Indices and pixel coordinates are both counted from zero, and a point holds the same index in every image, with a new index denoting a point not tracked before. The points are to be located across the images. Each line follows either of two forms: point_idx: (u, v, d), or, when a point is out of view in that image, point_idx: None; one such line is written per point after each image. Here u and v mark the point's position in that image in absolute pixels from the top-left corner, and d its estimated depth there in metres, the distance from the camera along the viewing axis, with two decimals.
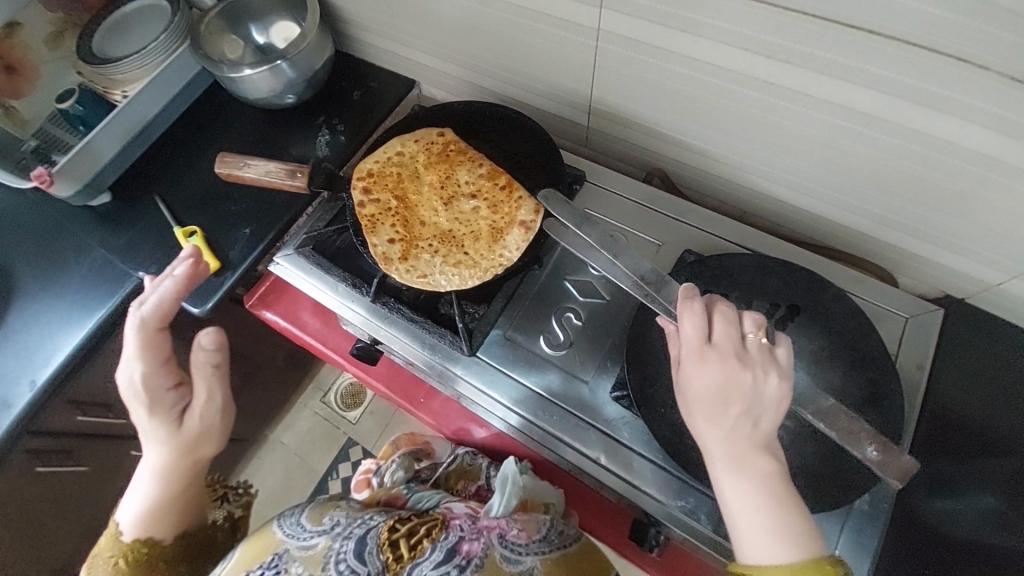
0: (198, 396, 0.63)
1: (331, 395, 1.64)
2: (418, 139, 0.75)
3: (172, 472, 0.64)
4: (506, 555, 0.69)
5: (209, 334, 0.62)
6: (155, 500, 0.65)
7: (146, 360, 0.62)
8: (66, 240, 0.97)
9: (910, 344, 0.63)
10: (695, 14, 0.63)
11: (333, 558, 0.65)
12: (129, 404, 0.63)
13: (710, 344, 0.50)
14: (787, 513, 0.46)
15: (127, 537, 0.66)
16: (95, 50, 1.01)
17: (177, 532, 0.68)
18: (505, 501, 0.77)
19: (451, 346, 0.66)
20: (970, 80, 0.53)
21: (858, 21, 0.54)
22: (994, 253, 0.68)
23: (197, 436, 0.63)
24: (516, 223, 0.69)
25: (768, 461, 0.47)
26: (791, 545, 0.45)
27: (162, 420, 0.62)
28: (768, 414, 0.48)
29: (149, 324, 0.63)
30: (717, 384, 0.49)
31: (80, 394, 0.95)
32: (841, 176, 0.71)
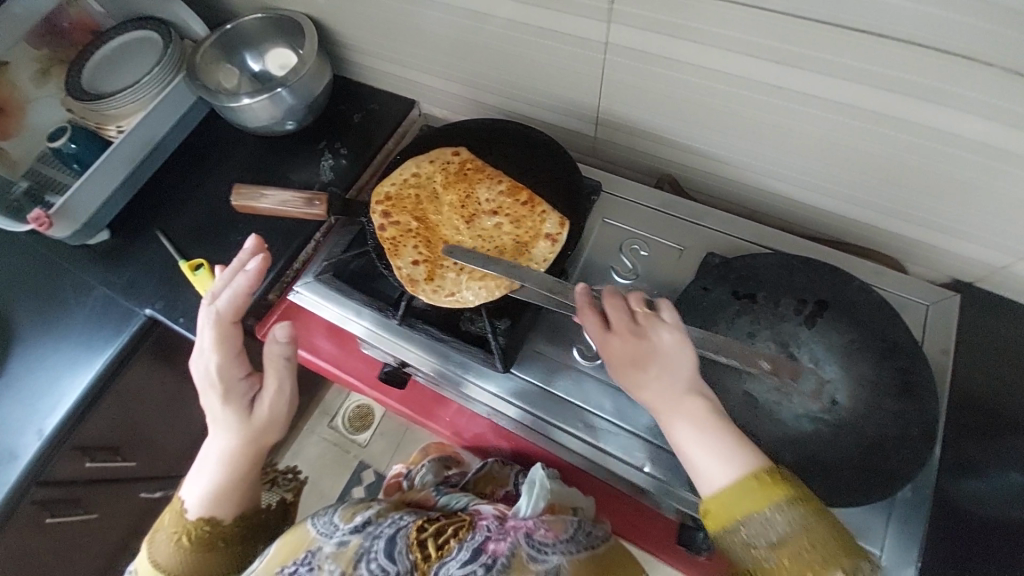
0: (269, 388, 0.76)
1: (338, 419, 1.62)
2: (433, 160, 0.76)
3: (238, 456, 0.75)
4: (532, 554, 0.69)
5: (282, 329, 0.75)
6: (219, 479, 0.76)
7: (223, 354, 0.75)
8: (65, 281, 0.94)
9: (933, 330, 0.64)
10: (703, 25, 0.64)
11: (365, 556, 0.67)
12: (205, 391, 0.76)
13: (610, 326, 0.56)
14: (724, 438, 0.51)
15: (193, 515, 0.77)
16: (86, 86, 1.00)
17: (235, 512, 0.78)
18: (532, 504, 0.77)
19: (483, 363, 0.66)
20: (974, 76, 0.55)
21: (863, 25, 0.56)
22: (1001, 238, 0.70)
23: (264, 424, 0.76)
24: (542, 236, 0.69)
25: (696, 404, 0.52)
26: (735, 463, 0.49)
27: (234, 406, 0.75)
28: (678, 363, 0.54)
29: (223, 318, 0.75)
30: (626, 354, 0.55)
31: (88, 440, 0.92)
32: (849, 172, 0.73)
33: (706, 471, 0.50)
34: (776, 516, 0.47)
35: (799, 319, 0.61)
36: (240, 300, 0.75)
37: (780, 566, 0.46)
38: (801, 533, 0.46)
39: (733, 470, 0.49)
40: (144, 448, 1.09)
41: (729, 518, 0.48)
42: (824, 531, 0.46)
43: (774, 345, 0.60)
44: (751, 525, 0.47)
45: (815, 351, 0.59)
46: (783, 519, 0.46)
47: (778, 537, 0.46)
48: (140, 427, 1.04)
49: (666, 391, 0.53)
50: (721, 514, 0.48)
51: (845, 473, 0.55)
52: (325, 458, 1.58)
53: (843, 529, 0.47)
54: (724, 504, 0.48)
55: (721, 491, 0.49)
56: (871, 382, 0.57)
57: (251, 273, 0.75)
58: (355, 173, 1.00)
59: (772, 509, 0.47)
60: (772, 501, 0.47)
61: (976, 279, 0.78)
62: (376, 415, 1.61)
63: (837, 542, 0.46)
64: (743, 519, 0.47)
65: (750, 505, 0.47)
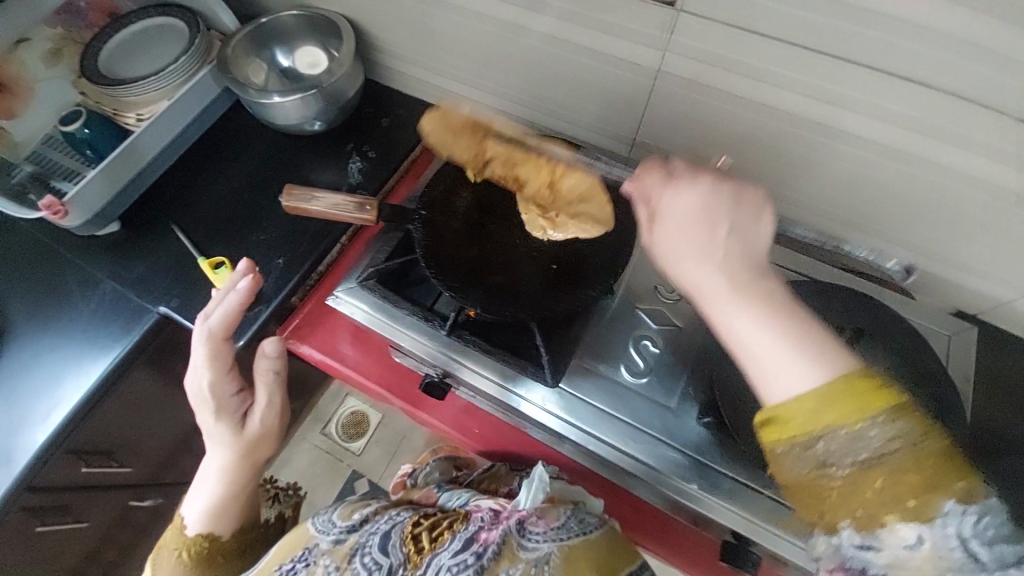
0: (258, 402, 0.74)
1: (332, 425, 1.57)
2: (472, 129, 0.76)
3: (233, 471, 0.74)
4: (522, 541, 0.68)
5: (272, 344, 0.74)
6: (215, 496, 0.75)
7: (214, 370, 0.72)
8: (69, 273, 0.89)
9: (955, 361, 0.70)
10: (753, 60, 0.67)
11: (359, 551, 0.68)
12: (199, 408, 0.74)
13: (678, 177, 0.49)
14: (805, 332, 0.43)
15: (191, 531, 0.76)
16: (102, 70, 0.95)
17: (234, 527, 0.78)
18: (529, 498, 0.72)
19: (534, 377, 0.66)
20: (1009, 129, 0.59)
21: (913, 74, 0.60)
22: (1010, 277, 0.75)
23: (255, 438, 0.74)
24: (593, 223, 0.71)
25: (766, 282, 0.45)
26: (824, 364, 0.41)
27: (226, 422, 0.74)
28: (759, 236, 0.47)
29: (215, 335, 0.72)
30: (698, 208, 0.47)
31: (84, 443, 0.87)
32: (875, 208, 0.77)
33: (773, 361, 0.43)
34: (870, 429, 0.40)
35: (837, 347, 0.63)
36: (232, 317, 0.72)
37: (869, 488, 0.40)
38: (901, 451, 0.39)
39: (823, 373, 0.41)
40: (136, 452, 1.03)
41: (809, 429, 0.41)
42: (931, 449, 0.39)
43: None
44: (833, 435, 0.40)
45: None
46: (878, 432, 0.39)
47: (872, 453, 0.39)
48: (137, 431, 0.98)
49: (741, 261, 0.46)
50: (793, 423, 0.42)
51: None
52: (316, 466, 1.53)
53: (954, 449, 0.40)
54: (797, 404, 0.41)
55: (799, 393, 0.41)
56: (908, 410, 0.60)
57: (242, 288, 0.72)
58: (384, 178, 0.99)
59: (866, 423, 0.39)
60: (867, 412, 0.40)
61: (980, 313, 0.82)
62: (372, 422, 1.58)
63: (948, 463, 0.39)
64: (826, 432, 0.40)
65: (836, 416, 0.40)
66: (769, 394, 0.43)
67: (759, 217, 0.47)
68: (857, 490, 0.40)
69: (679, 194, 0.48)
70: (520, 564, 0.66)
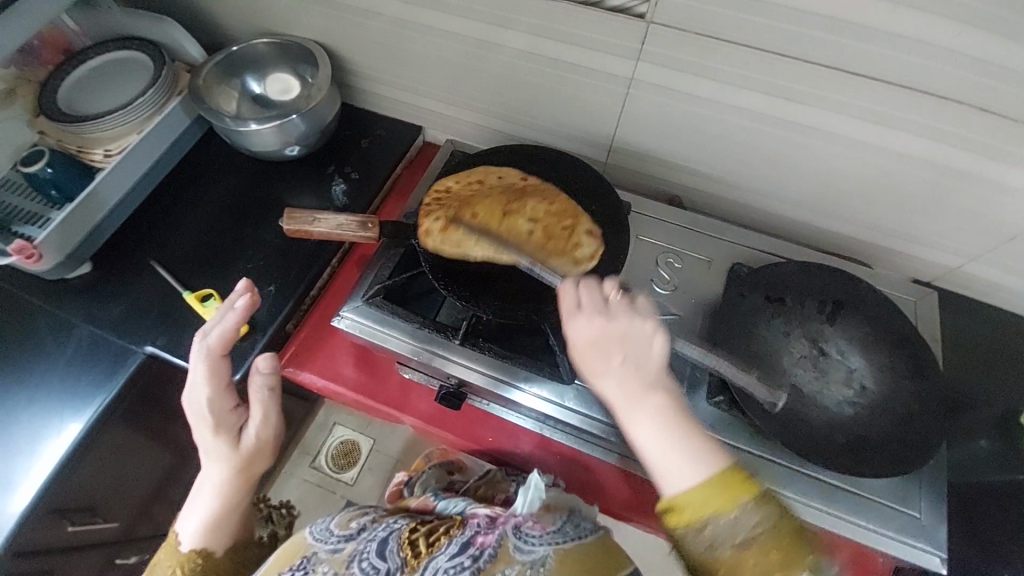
0: (255, 416, 0.71)
1: (321, 457, 1.52)
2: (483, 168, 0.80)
3: (229, 486, 0.70)
4: (517, 544, 0.66)
5: (266, 360, 0.71)
6: (210, 512, 0.70)
7: (212, 385, 0.70)
8: (40, 320, 0.84)
9: (921, 321, 0.76)
10: (720, 65, 0.73)
11: (357, 557, 0.67)
12: (194, 423, 0.70)
13: (581, 308, 0.58)
14: (689, 436, 0.52)
15: (184, 548, 0.71)
16: (62, 107, 0.91)
17: (229, 543, 0.73)
18: (527, 503, 0.72)
19: (551, 376, 0.69)
20: (949, 111, 0.67)
21: (862, 69, 0.67)
22: (960, 244, 0.82)
23: (251, 453, 0.70)
24: (572, 256, 0.72)
25: (659, 398, 0.54)
26: (706, 465, 0.50)
27: (223, 436, 0.70)
28: (649, 356, 0.55)
29: (213, 352, 0.70)
30: (595, 340, 0.56)
31: (69, 499, 0.81)
32: (837, 193, 0.83)
33: (666, 462, 0.51)
34: (740, 515, 0.48)
35: (824, 319, 0.69)
36: (230, 335, 0.71)
37: (745, 561, 0.48)
38: (763, 534, 0.48)
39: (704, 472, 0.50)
40: (120, 503, 0.97)
41: (698, 516, 0.49)
42: (784, 529, 0.48)
43: (806, 342, 0.68)
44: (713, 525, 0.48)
45: (841, 345, 0.68)
46: (746, 518, 0.48)
47: (744, 536, 0.48)
48: (120, 482, 0.93)
49: (636, 382, 0.54)
50: (684, 513, 0.49)
51: (884, 448, 0.61)
52: (307, 501, 1.47)
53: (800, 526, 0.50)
54: (684, 500, 0.49)
55: (686, 489, 0.50)
56: (889, 369, 0.66)
57: (239, 307, 0.71)
58: (369, 198, 0.99)
59: (737, 509, 0.48)
60: (737, 502, 0.48)
61: (933, 279, 0.90)
62: (362, 450, 1.53)
63: (796, 540, 0.48)
64: (708, 519, 0.48)
65: (717, 507, 0.48)
66: (666, 488, 0.51)
67: (650, 341, 0.56)
68: (736, 567, 0.48)
69: (580, 326, 0.57)
70: (515, 565, 0.63)
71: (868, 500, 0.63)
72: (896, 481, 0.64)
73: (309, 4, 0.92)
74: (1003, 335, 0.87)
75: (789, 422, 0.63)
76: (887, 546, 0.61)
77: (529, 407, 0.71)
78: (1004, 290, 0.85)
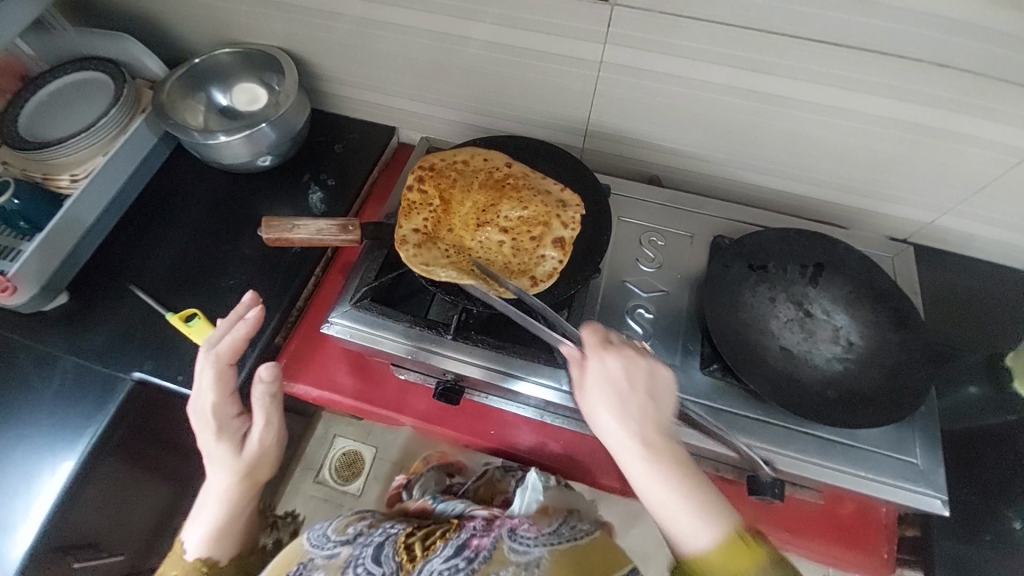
0: (257, 423, 0.70)
1: (324, 471, 1.50)
2: (469, 153, 0.78)
3: (233, 493, 0.70)
4: (511, 545, 0.67)
5: (267, 368, 0.70)
6: (214, 519, 0.70)
7: (218, 392, 0.69)
8: (21, 357, 0.81)
9: (901, 276, 0.77)
10: (684, 41, 0.74)
11: (352, 562, 0.67)
12: (198, 429, 0.70)
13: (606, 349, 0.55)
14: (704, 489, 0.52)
15: (189, 556, 0.70)
16: (23, 135, 0.89)
17: (234, 551, 0.72)
18: (525, 502, 0.80)
19: (548, 364, 0.69)
20: (908, 70, 0.68)
21: (823, 35, 0.68)
22: (931, 198, 0.84)
23: (255, 459, 0.70)
24: (529, 273, 0.69)
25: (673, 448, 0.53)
26: (720, 519, 0.50)
27: (227, 442, 0.70)
28: (665, 409, 0.55)
29: (221, 358, 0.70)
30: (618, 385, 0.54)
31: (71, 535, 0.79)
32: (809, 159, 0.85)
33: (684, 517, 0.50)
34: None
35: (805, 282, 0.71)
36: (241, 344, 0.70)
37: None
38: None
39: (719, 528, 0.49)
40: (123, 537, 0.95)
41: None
42: None
43: (792, 305, 0.69)
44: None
45: (825, 305, 0.69)
46: None
47: None
48: (122, 516, 0.91)
49: (655, 434, 0.53)
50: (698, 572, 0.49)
51: (877, 399, 0.63)
52: (314, 516, 1.46)
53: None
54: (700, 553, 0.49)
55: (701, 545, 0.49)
56: (874, 323, 0.68)
57: (251, 318, 0.71)
58: (348, 202, 0.98)
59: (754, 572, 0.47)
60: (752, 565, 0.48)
61: (909, 236, 0.92)
62: (366, 459, 1.52)
63: None
64: None
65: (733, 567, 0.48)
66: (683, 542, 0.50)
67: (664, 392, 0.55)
68: None
69: (604, 368, 0.55)
70: (510, 566, 0.64)
71: (865, 450, 0.64)
72: (892, 432, 0.65)
73: (270, 10, 0.90)
74: (979, 283, 0.90)
75: (782, 384, 0.64)
76: (888, 493, 0.62)
77: (528, 397, 0.71)
78: (978, 239, 0.88)
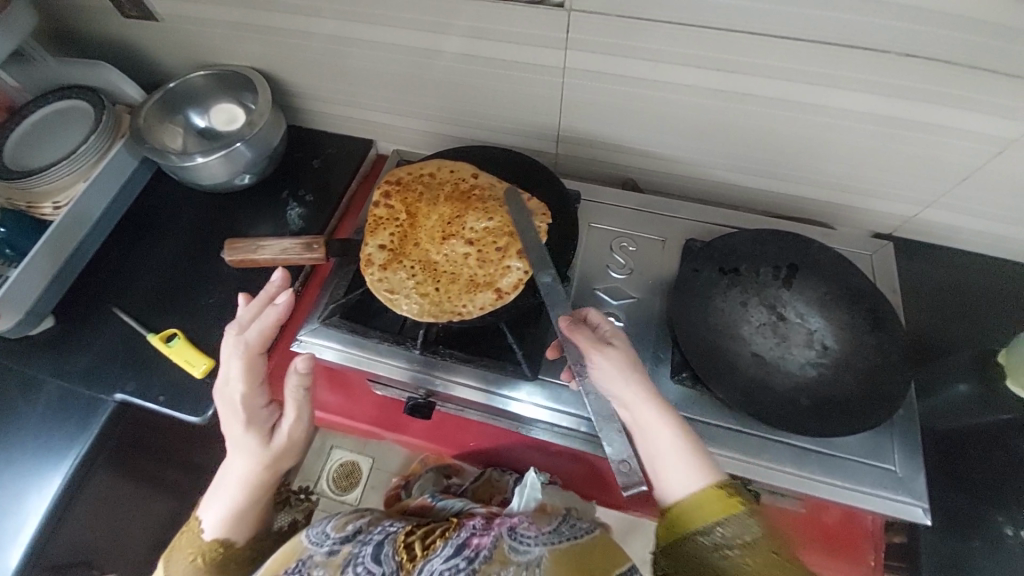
0: (287, 414, 0.65)
1: (322, 482, 1.51)
2: (436, 166, 0.77)
3: (256, 482, 0.66)
4: (512, 545, 0.65)
5: (302, 360, 0.63)
6: (235, 504, 0.66)
7: (247, 383, 0.64)
8: (8, 381, 0.83)
9: (879, 273, 0.75)
10: (647, 43, 0.73)
11: (352, 561, 0.65)
12: (224, 415, 0.65)
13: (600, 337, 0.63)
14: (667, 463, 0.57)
15: (206, 536, 0.68)
16: (9, 163, 0.91)
17: (250, 535, 0.69)
18: (523, 501, 0.74)
19: (513, 375, 0.68)
20: (874, 64, 0.66)
21: (787, 32, 0.66)
22: (911, 193, 0.82)
23: (283, 450, 0.66)
24: (494, 286, 0.68)
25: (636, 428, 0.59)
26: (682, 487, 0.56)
27: (255, 434, 0.65)
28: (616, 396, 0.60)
29: (253, 348, 0.64)
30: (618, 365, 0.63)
31: (60, 556, 0.81)
32: (783, 156, 0.83)
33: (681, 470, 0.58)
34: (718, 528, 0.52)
35: (778, 283, 0.69)
36: (270, 333, 0.65)
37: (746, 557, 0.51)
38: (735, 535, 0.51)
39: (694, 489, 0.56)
40: (116, 555, 0.97)
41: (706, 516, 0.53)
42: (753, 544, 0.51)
43: (765, 309, 0.68)
44: (710, 537, 0.52)
45: (799, 308, 0.68)
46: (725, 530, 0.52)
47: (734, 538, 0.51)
48: (114, 535, 0.92)
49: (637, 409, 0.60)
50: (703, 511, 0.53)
51: (852, 405, 0.61)
52: None
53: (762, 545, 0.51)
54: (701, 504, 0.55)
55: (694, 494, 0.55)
56: (849, 325, 0.66)
57: (280, 305, 0.66)
58: (325, 218, 0.98)
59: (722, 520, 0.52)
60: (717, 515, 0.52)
61: (893, 231, 0.90)
62: (363, 469, 1.52)
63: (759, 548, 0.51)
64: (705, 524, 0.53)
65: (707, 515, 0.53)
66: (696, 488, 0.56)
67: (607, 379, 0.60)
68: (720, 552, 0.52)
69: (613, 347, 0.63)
70: (512, 566, 0.63)
71: (843, 459, 0.62)
72: (869, 435, 0.63)
73: (242, 32, 0.91)
74: (968, 277, 0.87)
75: (752, 391, 0.63)
76: (866, 502, 0.60)
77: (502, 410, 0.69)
78: (966, 232, 0.85)
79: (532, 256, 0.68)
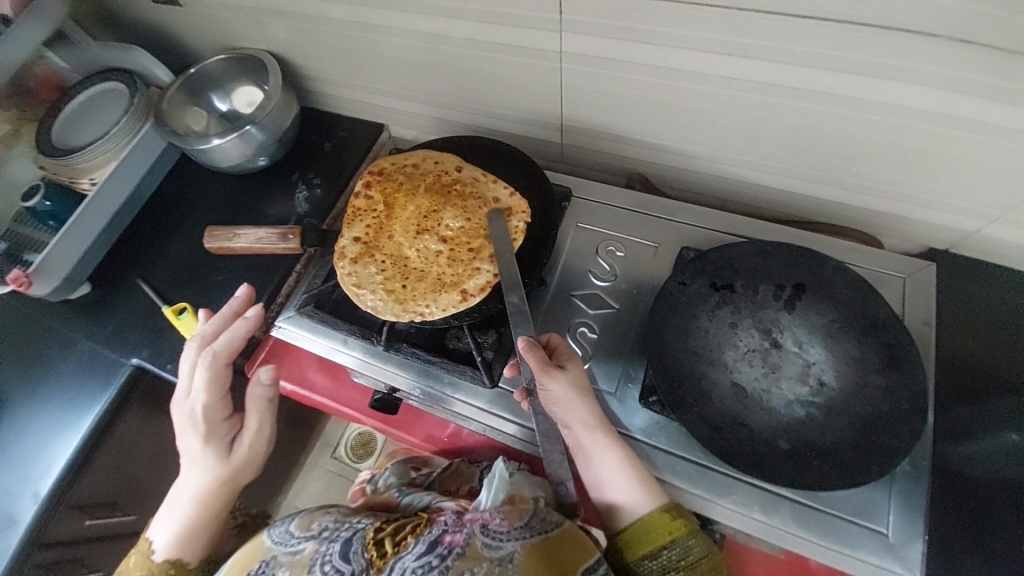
0: (249, 426, 0.70)
1: (341, 449, 1.59)
2: (422, 156, 0.75)
3: (210, 495, 0.69)
4: (486, 541, 0.56)
5: (267, 371, 0.71)
6: (189, 520, 0.69)
7: (209, 393, 0.69)
8: (48, 339, 0.94)
9: (913, 301, 0.65)
10: (648, 26, 0.64)
11: (319, 560, 0.59)
12: (185, 430, 0.70)
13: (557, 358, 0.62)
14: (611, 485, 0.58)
15: (158, 557, 0.69)
16: (56, 142, 0.99)
17: (202, 554, 0.71)
18: (491, 495, 0.62)
19: (473, 380, 0.66)
20: (925, 48, 0.54)
21: (804, 10, 0.56)
22: (973, 204, 0.69)
23: (242, 463, 0.70)
24: (459, 287, 0.66)
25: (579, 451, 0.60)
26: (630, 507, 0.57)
27: (214, 448, 0.69)
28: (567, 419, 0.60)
29: (218, 359, 0.70)
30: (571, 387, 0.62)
31: (84, 498, 0.91)
32: (809, 154, 0.72)
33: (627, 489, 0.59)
34: (668, 550, 0.55)
35: (776, 305, 0.61)
36: (237, 340, 0.71)
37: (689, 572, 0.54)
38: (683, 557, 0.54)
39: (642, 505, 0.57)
40: (134, 498, 1.07)
41: (655, 543, 0.55)
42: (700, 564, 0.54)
43: (757, 334, 0.61)
44: (658, 558, 0.55)
45: (798, 336, 0.59)
46: (673, 552, 0.54)
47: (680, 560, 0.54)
48: (131, 482, 1.02)
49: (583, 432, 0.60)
50: (652, 536, 0.55)
51: (840, 458, 0.53)
52: (329, 490, 1.55)
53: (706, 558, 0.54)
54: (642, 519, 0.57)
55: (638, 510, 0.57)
56: (857, 360, 0.57)
57: (251, 316, 0.72)
58: (331, 202, 0.99)
59: (670, 545, 0.54)
60: (667, 539, 0.55)
61: (949, 245, 0.77)
62: (378, 440, 1.59)
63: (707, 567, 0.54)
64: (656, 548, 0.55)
65: (657, 539, 0.55)
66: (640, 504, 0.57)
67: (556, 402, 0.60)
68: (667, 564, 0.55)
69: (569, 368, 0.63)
70: (484, 563, 0.54)
71: (825, 514, 0.55)
72: (861, 488, 0.55)
73: (253, 15, 0.93)
74: None
75: (724, 427, 0.57)
76: (842, 564, 0.53)
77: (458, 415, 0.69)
78: None
79: (502, 260, 0.65)
